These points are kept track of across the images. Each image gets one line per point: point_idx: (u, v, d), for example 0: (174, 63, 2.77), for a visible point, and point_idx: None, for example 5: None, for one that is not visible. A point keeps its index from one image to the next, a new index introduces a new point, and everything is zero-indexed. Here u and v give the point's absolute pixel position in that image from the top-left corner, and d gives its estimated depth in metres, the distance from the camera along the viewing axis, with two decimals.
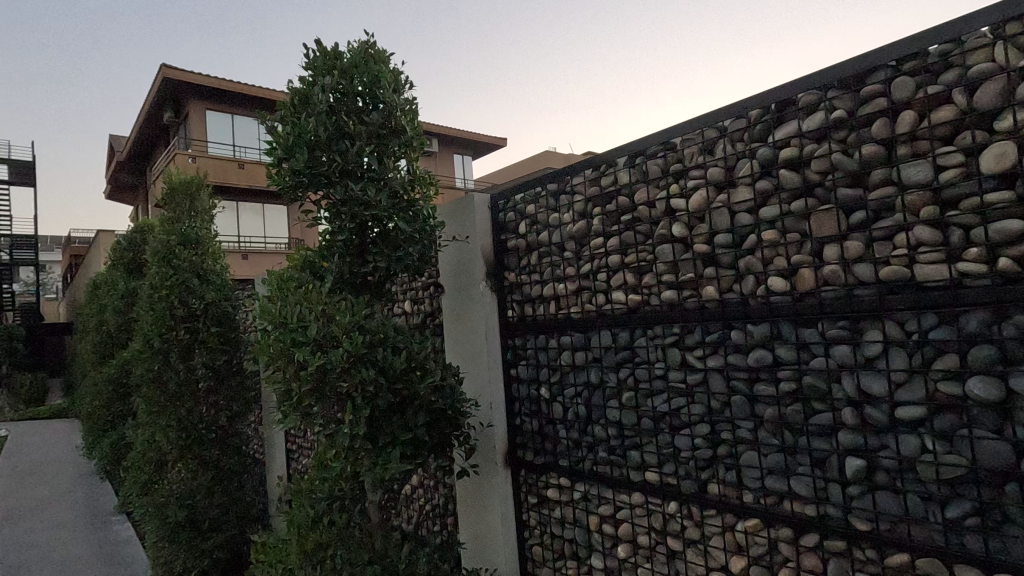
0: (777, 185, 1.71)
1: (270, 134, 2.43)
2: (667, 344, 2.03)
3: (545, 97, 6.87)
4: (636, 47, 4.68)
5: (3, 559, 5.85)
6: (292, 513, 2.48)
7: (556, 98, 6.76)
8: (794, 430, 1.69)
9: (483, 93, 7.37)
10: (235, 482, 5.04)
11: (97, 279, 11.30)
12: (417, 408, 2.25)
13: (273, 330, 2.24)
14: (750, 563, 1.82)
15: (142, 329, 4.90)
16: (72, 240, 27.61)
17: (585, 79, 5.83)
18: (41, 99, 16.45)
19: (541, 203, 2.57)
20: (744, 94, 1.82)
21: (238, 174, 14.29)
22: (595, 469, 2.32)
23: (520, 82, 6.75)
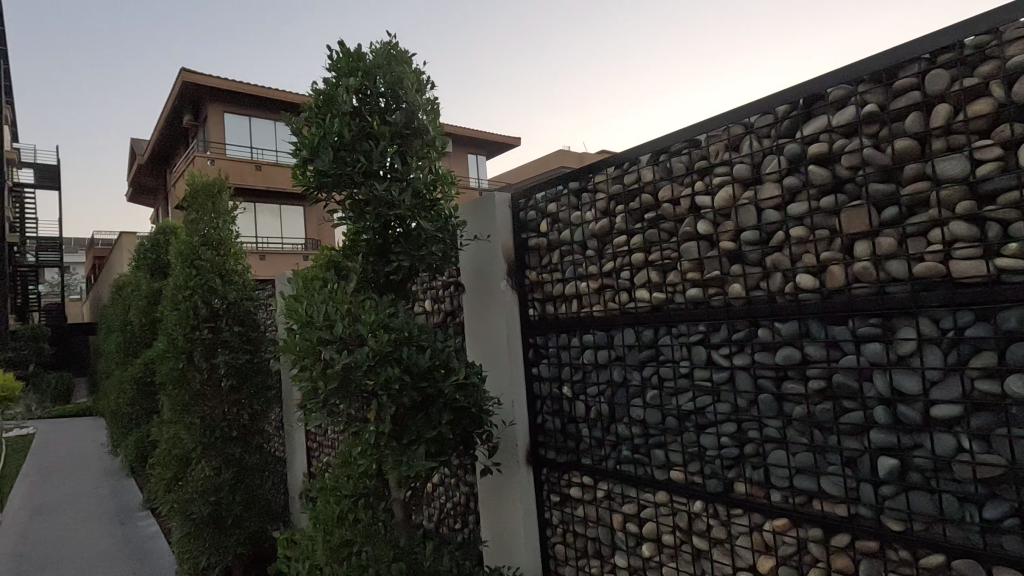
0: (805, 182, 1.69)
1: (295, 135, 2.46)
2: (692, 342, 2.02)
3: (561, 95, 6.88)
4: (655, 42, 4.66)
5: (34, 554, 6.01)
6: (317, 510, 2.51)
7: (573, 95, 6.75)
8: (823, 429, 1.67)
9: (501, 91, 7.45)
10: (258, 479, 5.11)
11: (121, 280, 11.53)
12: (441, 406, 2.27)
13: (299, 330, 2.27)
14: (778, 563, 1.80)
15: (166, 329, 4.97)
16: (95, 241, 28.20)
17: (603, 76, 5.81)
18: (67, 104, 16.88)
19: (563, 202, 2.57)
20: (771, 90, 1.80)
21: (254, 175, 14.41)
22: (618, 468, 2.32)
23: (537, 80, 6.77)
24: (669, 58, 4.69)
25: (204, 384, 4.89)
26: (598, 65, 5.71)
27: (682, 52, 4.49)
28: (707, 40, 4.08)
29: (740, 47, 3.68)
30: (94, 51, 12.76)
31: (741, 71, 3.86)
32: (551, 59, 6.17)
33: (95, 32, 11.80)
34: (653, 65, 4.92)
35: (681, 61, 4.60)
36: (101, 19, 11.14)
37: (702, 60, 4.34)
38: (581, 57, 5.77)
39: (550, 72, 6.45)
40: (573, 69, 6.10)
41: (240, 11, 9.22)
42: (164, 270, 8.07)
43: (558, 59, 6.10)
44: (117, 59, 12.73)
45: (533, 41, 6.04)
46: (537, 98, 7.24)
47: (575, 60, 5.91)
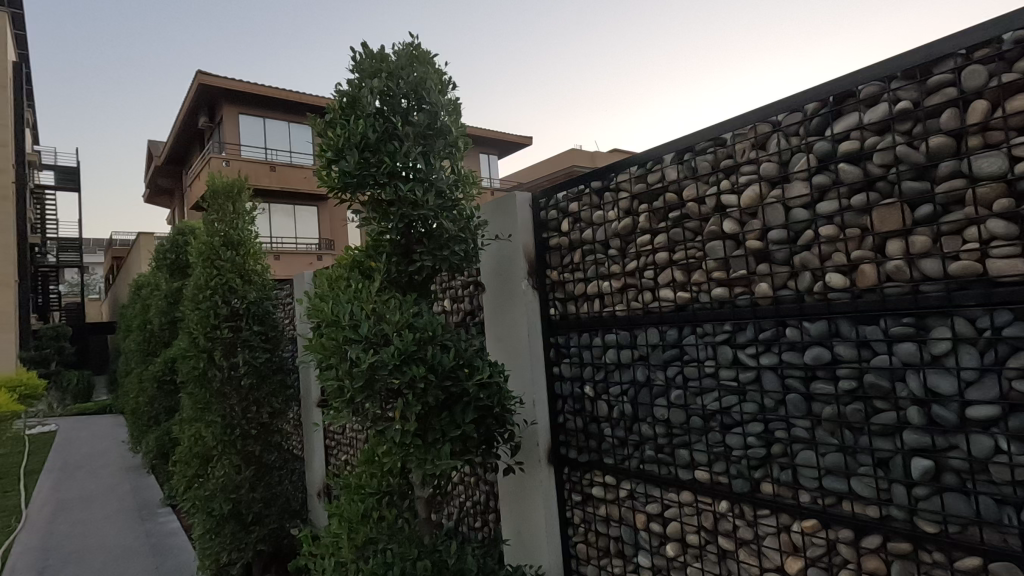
0: (835, 180, 1.67)
1: (321, 137, 2.50)
2: (718, 342, 2.01)
3: (581, 91, 6.87)
4: (677, 38, 4.67)
5: (61, 547, 6.15)
6: (342, 508, 2.53)
7: (590, 90, 6.72)
8: (854, 429, 1.66)
9: (517, 91, 7.52)
10: (276, 478, 5.16)
11: (139, 280, 11.73)
12: (466, 405, 2.28)
13: (325, 329, 2.29)
14: (807, 564, 1.79)
15: (187, 328, 5.03)
16: (113, 241, 28.77)
17: (621, 73, 5.83)
18: (87, 106, 17.18)
19: (584, 201, 2.58)
20: (799, 88, 1.79)
21: (270, 177, 14.70)
22: (642, 467, 2.31)
23: (556, 77, 6.77)
24: (691, 54, 4.69)
25: (224, 383, 4.93)
26: (617, 61, 5.72)
27: (702, 49, 4.49)
28: (726, 38, 4.08)
29: (761, 45, 3.68)
30: (112, 53, 12.96)
31: (762, 68, 3.87)
32: (568, 55, 6.17)
33: (113, 35, 11.98)
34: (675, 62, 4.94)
35: (701, 57, 4.61)
36: (120, 22, 11.30)
37: (722, 58, 4.35)
38: (600, 53, 5.77)
39: (568, 68, 6.45)
40: (592, 63, 6.07)
41: (257, 15, 9.33)
42: (183, 270, 8.20)
43: (574, 56, 6.11)
44: (135, 62, 12.90)
45: (552, 41, 6.05)
46: (554, 93, 7.24)
47: (594, 56, 5.92)
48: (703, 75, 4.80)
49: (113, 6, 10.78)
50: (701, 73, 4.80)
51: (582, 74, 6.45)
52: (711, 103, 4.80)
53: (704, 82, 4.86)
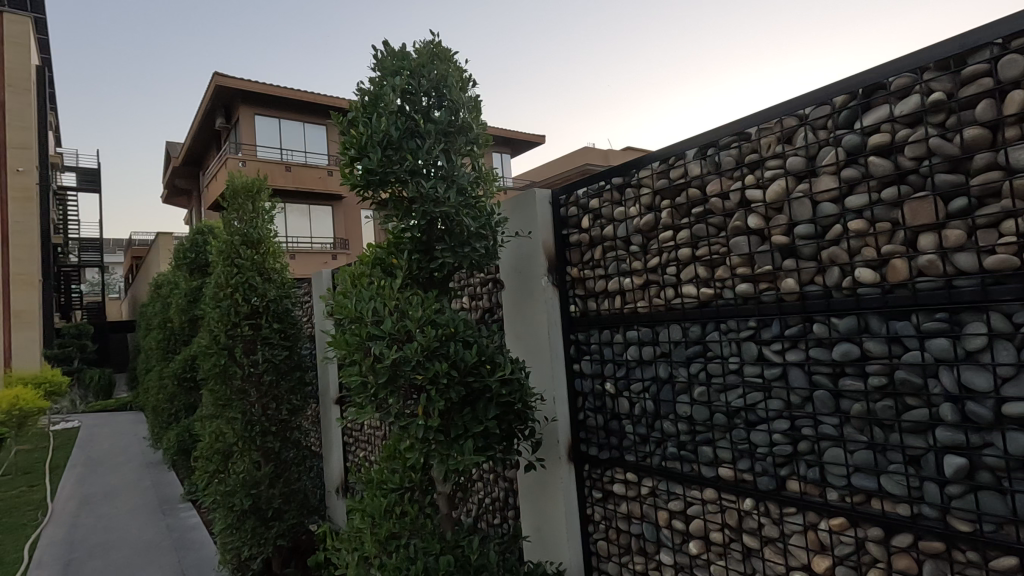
0: (864, 173, 1.65)
1: (343, 135, 2.52)
2: (742, 338, 1.99)
3: (592, 92, 6.90)
4: (694, 36, 4.69)
5: (86, 541, 6.26)
6: (363, 505, 2.54)
7: (602, 91, 6.75)
8: (884, 427, 1.64)
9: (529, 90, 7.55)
10: (294, 474, 5.22)
11: (159, 279, 11.93)
12: (488, 401, 2.29)
13: (349, 326, 2.31)
14: (835, 563, 1.77)
15: (207, 326, 5.08)
16: (133, 241, 29.32)
17: (637, 71, 5.84)
18: (107, 108, 17.47)
19: (605, 197, 2.57)
20: (827, 81, 1.76)
21: (287, 177, 14.83)
22: (663, 464, 2.31)
23: (568, 76, 6.79)
24: (710, 53, 4.70)
25: (244, 379, 4.98)
26: (631, 60, 5.75)
27: (720, 48, 4.49)
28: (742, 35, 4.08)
29: (782, 41, 3.66)
30: (132, 56, 13.15)
31: (783, 63, 3.85)
32: (581, 57, 6.21)
33: (133, 38, 12.16)
34: (694, 57, 4.94)
35: (720, 56, 4.61)
36: (139, 26, 11.46)
37: (739, 57, 4.34)
38: (616, 53, 5.79)
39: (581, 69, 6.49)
40: (607, 64, 6.08)
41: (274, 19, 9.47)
42: (203, 269, 8.32)
43: (589, 58, 6.14)
44: (155, 64, 13.10)
45: (566, 42, 6.09)
46: (566, 94, 7.27)
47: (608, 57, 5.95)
48: (722, 73, 4.80)
49: (133, 9, 10.94)
50: (718, 68, 4.80)
51: (595, 75, 6.49)
52: (729, 101, 4.80)
53: (723, 79, 4.85)
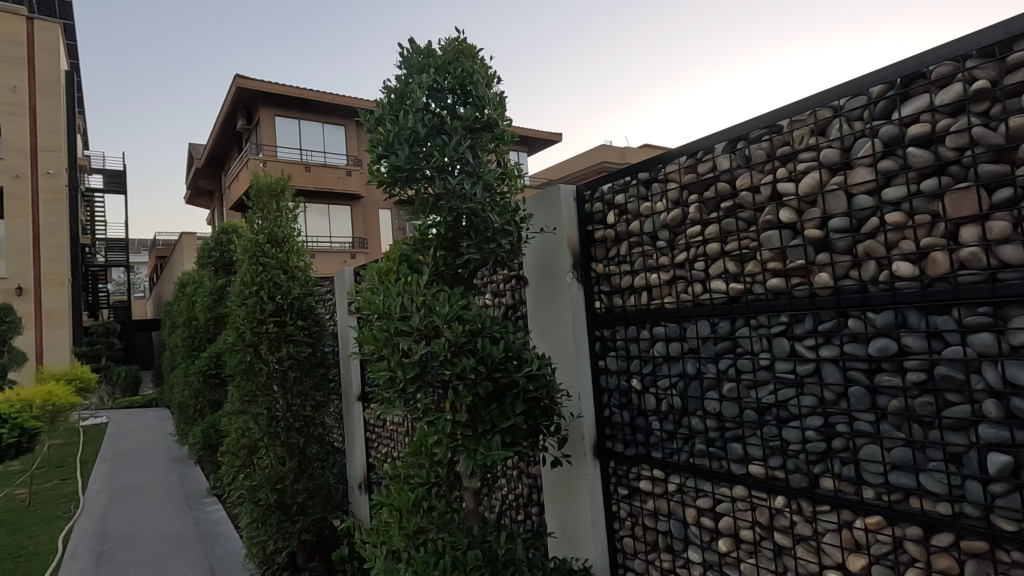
0: (903, 164, 1.62)
1: (370, 134, 2.55)
2: (773, 334, 1.96)
3: (617, 79, 6.93)
4: (731, 24, 4.65)
5: (117, 533, 6.43)
6: (391, 499, 2.55)
7: (627, 79, 6.77)
8: (923, 423, 1.60)
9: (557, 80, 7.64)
10: (318, 469, 5.29)
11: (184, 279, 12.18)
12: (515, 397, 2.30)
13: (377, 321, 2.34)
14: (871, 563, 1.74)
15: (233, 323, 5.15)
16: (157, 242, 30.00)
17: (667, 52, 5.81)
18: (132, 111, 17.84)
19: (631, 192, 2.56)
20: (863, 71, 1.73)
21: (307, 177, 14.94)
22: (691, 461, 2.29)
23: (591, 65, 6.80)
24: (747, 41, 4.64)
25: (270, 376, 5.05)
26: (660, 46, 5.79)
27: (761, 38, 4.41)
28: (787, 17, 4.00)
29: (821, 25, 3.69)
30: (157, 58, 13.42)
31: (821, 47, 3.87)
32: (603, 43, 6.26)
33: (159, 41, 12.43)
34: (732, 41, 4.87)
35: (757, 45, 4.56)
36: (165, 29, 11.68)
37: (783, 45, 4.28)
38: (645, 38, 5.79)
39: (604, 55, 6.49)
40: (632, 50, 6.09)
41: (299, 21, 9.63)
42: (227, 268, 8.46)
43: (614, 45, 6.14)
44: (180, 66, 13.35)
45: (588, 30, 6.13)
46: (587, 86, 7.31)
47: (632, 42, 5.95)
48: (763, 63, 4.75)
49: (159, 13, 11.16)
50: (757, 56, 4.74)
51: (617, 62, 6.51)
52: (770, 92, 4.75)
53: (764, 66, 4.79)
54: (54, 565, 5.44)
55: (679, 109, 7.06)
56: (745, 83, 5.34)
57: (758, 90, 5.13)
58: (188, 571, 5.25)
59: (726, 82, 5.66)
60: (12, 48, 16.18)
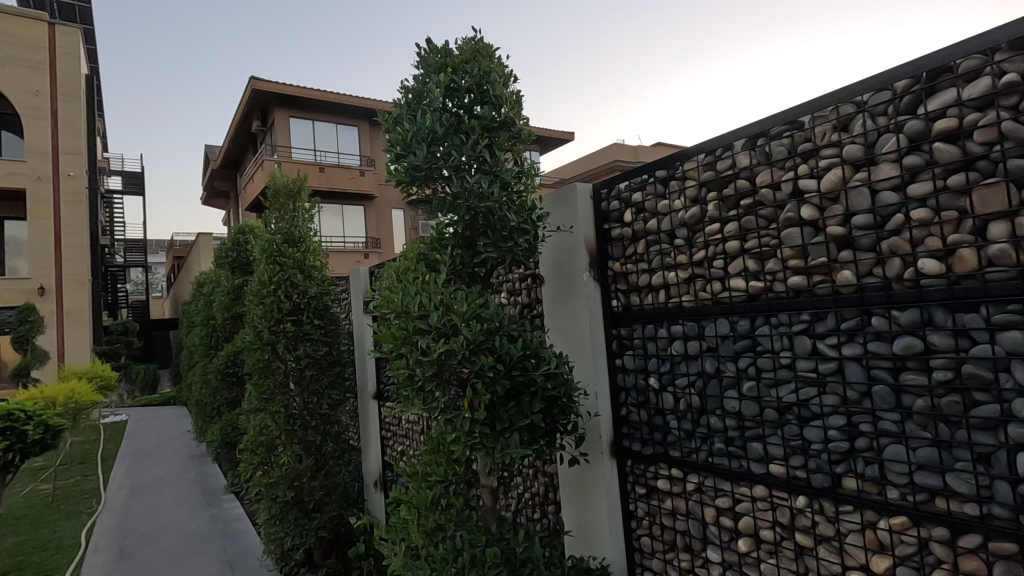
0: (928, 160, 1.60)
1: (388, 134, 2.58)
2: (795, 332, 1.94)
3: (638, 59, 6.90)
4: (749, 19, 4.67)
5: (138, 528, 6.54)
6: (409, 497, 2.57)
7: (649, 57, 6.73)
8: (950, 423, 1.58)
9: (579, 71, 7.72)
10: (334, 467, 5.34)
11: (201, 278, 12.36)
12: (533, 395, 2.30)
13: (395, 319, 2.36)
14: (895, 564, 1.71)
15: (252, 322, 5.21)
16: (174, 242, 30.49)
17: (692, 36, 5.75)
18: (151, 114, 18.13)
19: (648, 190, 2.54)
20: (886, 67, 1.71)
21: (321, 178, 15.05)
22: (710, 460, 2.27)
23: (609, 52, 6.85)
24: (769, 34, 4.63)
25: (287, 374, 5.11)
26: (682, 34, 5.83)
27: (787, 31, 4.37)
28: (807, 15, 4.01)
29: (841, 21, 3.68)
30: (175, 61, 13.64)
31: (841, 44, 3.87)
32: (623, 29, 6.26)
33: None
34: (755, 34, 4.82)
35: (780, 37, 4.54)
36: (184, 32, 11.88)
37: (808, 38, 4.22)
38: (671, 22, 5.71)
39: (624, 40, 6.50)
40: (650, 31, 6.06)
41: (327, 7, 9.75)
42: (245, 267, 8.58)
43: (635, 32, 6.19)
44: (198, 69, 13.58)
45: (609, 15, 6.13)
46: (605, 62, 7.26)
47: (654, 24, 5.90)
48: (788, 56, 4.69)
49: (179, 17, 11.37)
50: (781, 49, 4.69)
51: (637, 44, 6.49)
52: (794, 89, 4.70)
53: (789, 60, 4.72)
54: (79, 559, 5.56)
55: (697, 86, 7.02)
56: (771, 76, 5.27)
57: (784, 83, 5.09)
58: (209, 565, 5.34)
59: (748, 72, 5.59)
60: (36, 53, 16.55)
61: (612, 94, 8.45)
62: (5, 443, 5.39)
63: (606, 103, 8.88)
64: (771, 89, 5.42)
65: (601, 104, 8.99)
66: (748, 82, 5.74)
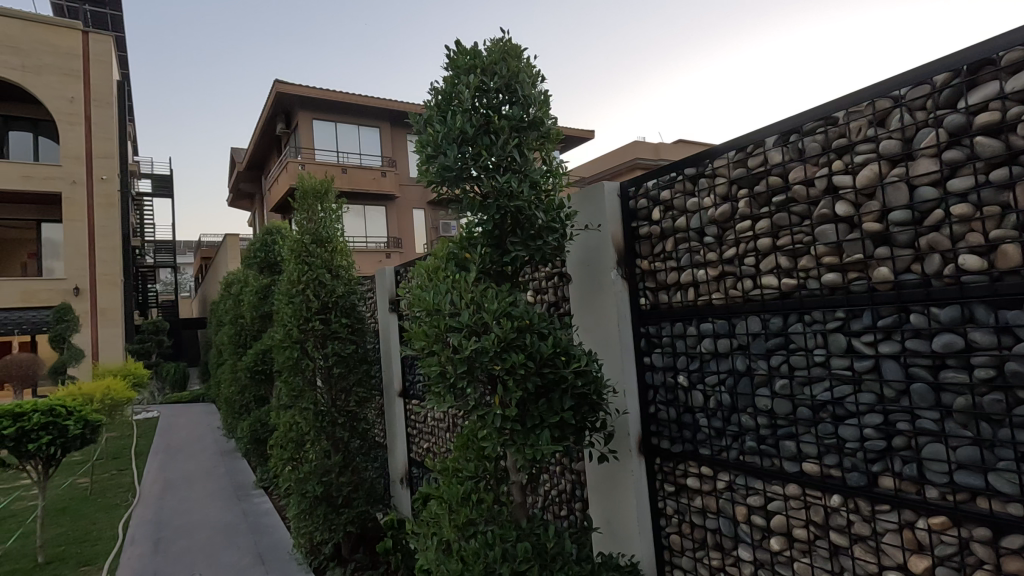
0: (970, 155, 1.57)
1: (419, 135, 2.63)
2: (829, 329, 1.92)
3: (669, 52, 6.82)
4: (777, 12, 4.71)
5: (172, 521, 6.73)
6: (440, 492, 2.61)
7: (675, 50, 6.71)
8: (992, 422, 1.55)
9: (604, 67, 7.72)
10: (362, 464, 5.43)
11: (229, 278, 12.65)
12: (563, 392, 2.32)
13: (426, 317, 2.40)
14: (934, 564, 1.69)
15: (281, 321, 5.32)
16: (201, 243, 31.21)
17: (722, 31, 5.73)
18: (182, 116, 18.62)
19: (677, 188, 2.54)
20: (923, 62, 1.69)
21: (344, 179, 15.25)
22: (741, 459, 2.27)
23: (636, 47, 6.88)
24: (798, 28, 4.65)
25: (315, 372, 5.22)
26: (709, 27, 5.83)
27: (819, 21, 4.34)
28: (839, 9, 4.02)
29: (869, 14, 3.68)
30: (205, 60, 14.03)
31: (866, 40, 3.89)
32: (652, 25, 6.27)
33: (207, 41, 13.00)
34: (786, 26, 4.79)
35: (808, 31, 4.56)
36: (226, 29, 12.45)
37: (839, 31, 4.15)
38: (703, 13, 5.64)
39: (651, 36, 6.51)
40: (682, 24, 6.00)
41: (354, 9, 9.83)
42: (272, 267, 8.77)
43: (661, 26, 6.19)
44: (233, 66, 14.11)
45: (639, 11, 6.10)
46: (633, 56, 7.20)
47: (687, 15, 5.83)
48: (826, 51, 4.54)
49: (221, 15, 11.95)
50: (807, 45, 4.71)
51: (662, 39, 6.50)
52: (829, 82, 4.57)
53: (818, 55, 4.70)
54: (116, 551, 5.71)
55: (725, 83, 6.92)
56: (805, 70, 5.14)
57: (812, 77, 5.11)
58: (241, 559, 5.46)
59: (780, 68, 5.48)
60: (70, 61, 17.12)
61: (634, 89, 8.40)
62: (47, 439, 5.61)
63: (627, 98, 8.89)
64: (807, 83, 5.28)
65: (623, 100, 8.97)
66: (784, 78, 5.60)
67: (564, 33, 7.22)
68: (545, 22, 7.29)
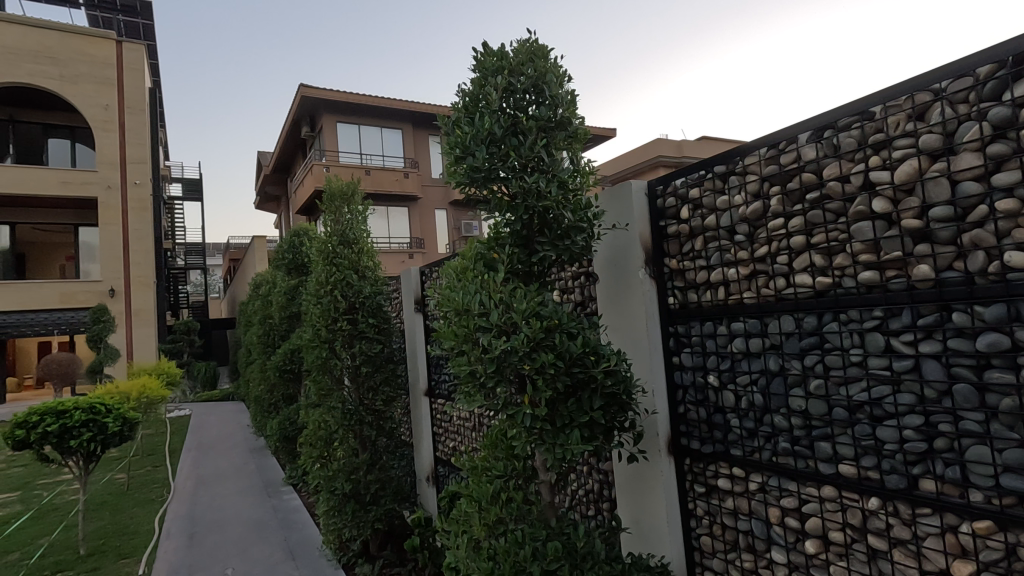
0: (1017, 148, 1.53)
1: (447, 137, 2.66)
2: (866, 329, 1.88)
3: (701, 43, 6.66)
4: None
5: (205, 516, 6.91)
6: (469, 490, 2.64)
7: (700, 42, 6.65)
8: None
9: (628, 61, 7.67)
10: (388, 462, 5.50)
11: (257, 279, 12.93)
12: (592, 392, 2.32)
13: (455, 318, 2.43)
14: (980, 569, 1.65)
15: (310, 321, 5.42)
16: (229, 245, 31.91)
17: (749, 24, 5.68)
18: (211, 120, 19.05)
19: (707, 185, 2.51)
20: (964, 55, 1.65)
21: (367, 181, 15.43)
22: (774, 460, 2.23)
23: (661, 40, 6.81)
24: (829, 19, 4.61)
25: (343, 371, 5.31)
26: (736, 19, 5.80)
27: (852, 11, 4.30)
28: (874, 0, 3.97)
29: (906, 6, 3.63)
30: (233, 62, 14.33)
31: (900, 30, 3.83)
32: (678, 18, 6.24)
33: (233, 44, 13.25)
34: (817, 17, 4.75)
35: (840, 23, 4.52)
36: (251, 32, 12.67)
37: (872, 23, 4.10)
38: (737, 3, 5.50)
39: (676, 28, 6.45)
40: (721, 12, 5.81)
41: (378, 7, 9.80)
42: (300, 267, 8.94)
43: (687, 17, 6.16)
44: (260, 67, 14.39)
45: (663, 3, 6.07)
46: (660, 49, 7.12)
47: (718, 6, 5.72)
48: (857, 43, 4.49)
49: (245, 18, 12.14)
50: (837, 37, 4.68)
51: (686, 30, 6.43)
52: (860, 75, 4.52)
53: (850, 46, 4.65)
54: (153, 544, 5.88)
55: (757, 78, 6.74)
56: (838, 61, 5.04)
57: (841, 67, 5.07)
58: (273, 554, 5.56)
59: (812, 58, 5.37)
60: (105, 70, 17.67)
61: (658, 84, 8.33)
62: (87, 434, 5.81)
63: (651, 93, 8.82)
64: (839, 75, 5.19)
65: (647, 95, 8.89)
66: (812, 69, 5.56)
67: (587, 30, 7.19)
68: (568, 18, 7.27)
